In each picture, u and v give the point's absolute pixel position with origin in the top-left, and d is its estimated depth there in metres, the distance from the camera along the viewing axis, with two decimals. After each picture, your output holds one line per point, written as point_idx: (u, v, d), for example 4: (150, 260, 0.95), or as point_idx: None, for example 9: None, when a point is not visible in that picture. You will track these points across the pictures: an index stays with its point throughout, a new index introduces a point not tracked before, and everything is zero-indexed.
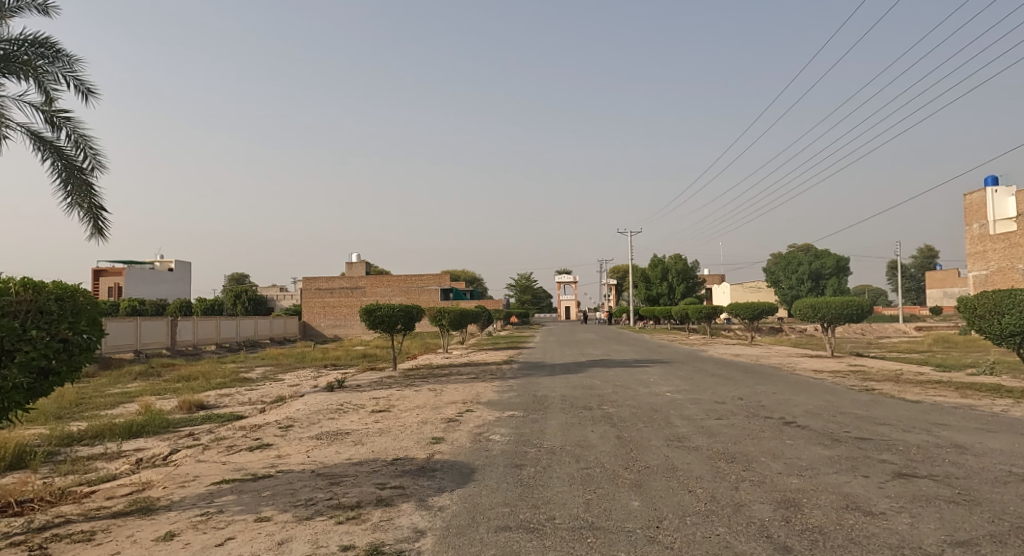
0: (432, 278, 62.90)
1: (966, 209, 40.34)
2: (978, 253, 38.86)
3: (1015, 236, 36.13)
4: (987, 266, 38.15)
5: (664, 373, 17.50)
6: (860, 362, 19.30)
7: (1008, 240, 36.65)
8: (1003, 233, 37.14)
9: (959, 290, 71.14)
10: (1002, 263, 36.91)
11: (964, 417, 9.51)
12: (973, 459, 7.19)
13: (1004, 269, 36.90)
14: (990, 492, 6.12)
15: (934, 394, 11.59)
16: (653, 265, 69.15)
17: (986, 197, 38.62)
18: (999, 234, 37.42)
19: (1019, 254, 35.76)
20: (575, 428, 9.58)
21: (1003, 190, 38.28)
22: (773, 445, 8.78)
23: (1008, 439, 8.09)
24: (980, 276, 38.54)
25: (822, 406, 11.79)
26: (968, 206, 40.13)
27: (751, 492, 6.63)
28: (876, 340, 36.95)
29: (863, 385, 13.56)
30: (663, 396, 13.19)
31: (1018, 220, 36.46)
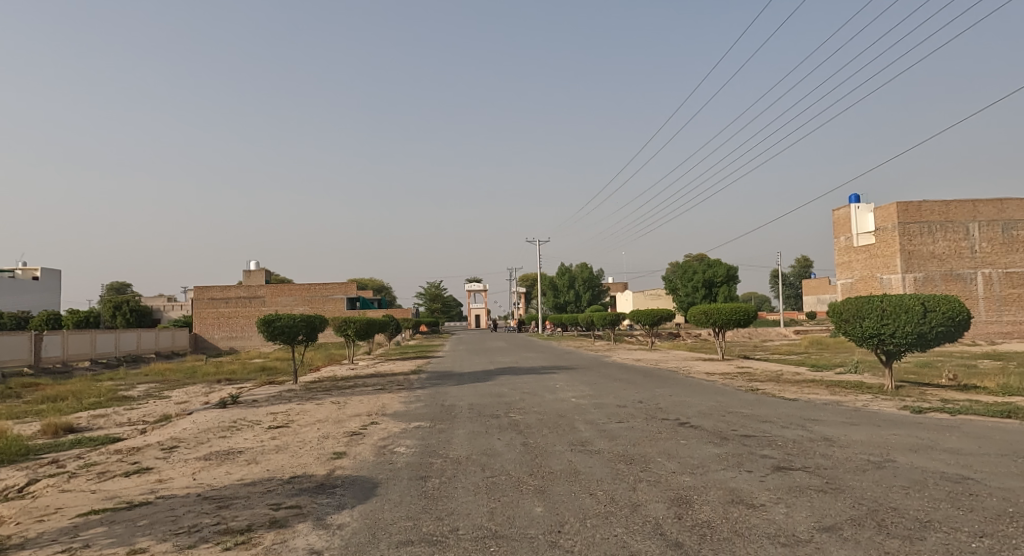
0: (338, 287, 61.32)
1: (835, 224, 46.47)
2: (845, 263, 45.42)
3: (874, 248, 42.86)
4: (852, 274, 44.87)
5: (570, 379, 17.90)
6: (747, 364, 20.53)
7: (869, 252, 43.33)
8: (865, 246, 43.72)
9: (831, 296, 76.90)
10: (865, 272, 43.50)
11: (833, 412, 10.33)
12: (840, 450, 7.82)
13: (866, 277, 43.47)
14: (853, 480, 6.69)
15: (808, 392, 12.51)
16: (561, 273, 70.50)
17: (850, 213, 44.78)
18: (861, 246, 43.94)
19: (878, 264, 42.46)
20: (481, 437, 9.63)
21: (864, 208, 44.16)
22: (667, 446, 9.19)
23: (871, 431, 8.87)
24: (847, 283, 45.24)
25: (713, 406, 12.44)
26: (836, 221, 46.29)
27: (647, 492, 6.91)
28: (761, 342, 42.13)
29: (749, 386, 14.42)
30: (568, 401, 13.49)
31: (877, 234, 42.77)
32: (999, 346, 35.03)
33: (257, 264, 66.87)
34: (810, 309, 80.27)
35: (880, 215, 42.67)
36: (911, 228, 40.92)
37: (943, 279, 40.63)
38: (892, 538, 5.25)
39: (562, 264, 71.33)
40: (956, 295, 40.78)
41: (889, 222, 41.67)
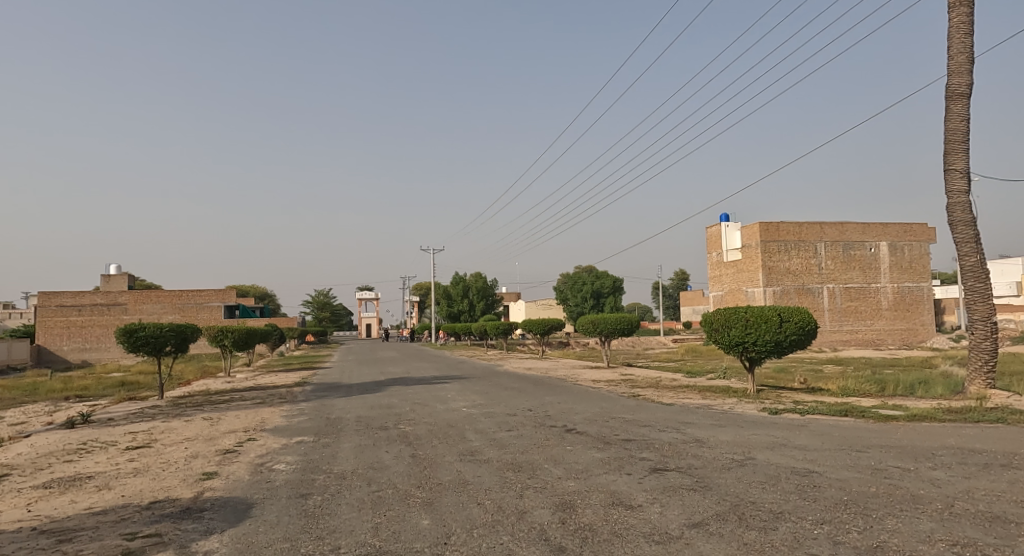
0: (214, 294, 58.37)
1: (707, 241, 49.37)
2: (716, 277, 48.50)
3: (741, 264, 46.02)
4: (722, 287, 47.98)
5: (461, 389, 17.94)
6: (630, 372, 21.38)
7: (736, 268, 46.48)
8: (732, 262, 46.89)
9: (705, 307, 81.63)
10: (733, 285, 46.61)
11: (704, 415, 11.00)
12: (709, 451, 8.34)
13: (734, 290, 46.59)
14: (719, 478, 7.15)
15: (683, 397, 13.24)
16: (455, 282, 70.50)
17: (720, 231, 47.73)
18: (729, 262, 47.10)
19: (744, 279, 45.62)
20: (368, 450, 9.46)
21: (732, 226, 47.20)
22: (554, 452, 9.43)
23: (736, 431, 9.53)
24: (718, 296, 48.29)
25: (598, 412, 12.88)
26: (708, 238, 49.27)
27: (533, 498, 7.07)
28: (643, 351, 44.02)
29: (631, 392, 15.06)
30: (458, 411, 13.52)
31: (743, 251, 45.93)
32: (844, 352, 38.82)
33: (118, 269, 62.14)
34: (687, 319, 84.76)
35: (746, 234, 45.87)
36: (772, 245, 44.41)
37: (797, 292, 44.39)
38: (750, 530, 5.67)
39: (456, 274, 71.35)
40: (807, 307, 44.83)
41: (752, 240, 44.90)
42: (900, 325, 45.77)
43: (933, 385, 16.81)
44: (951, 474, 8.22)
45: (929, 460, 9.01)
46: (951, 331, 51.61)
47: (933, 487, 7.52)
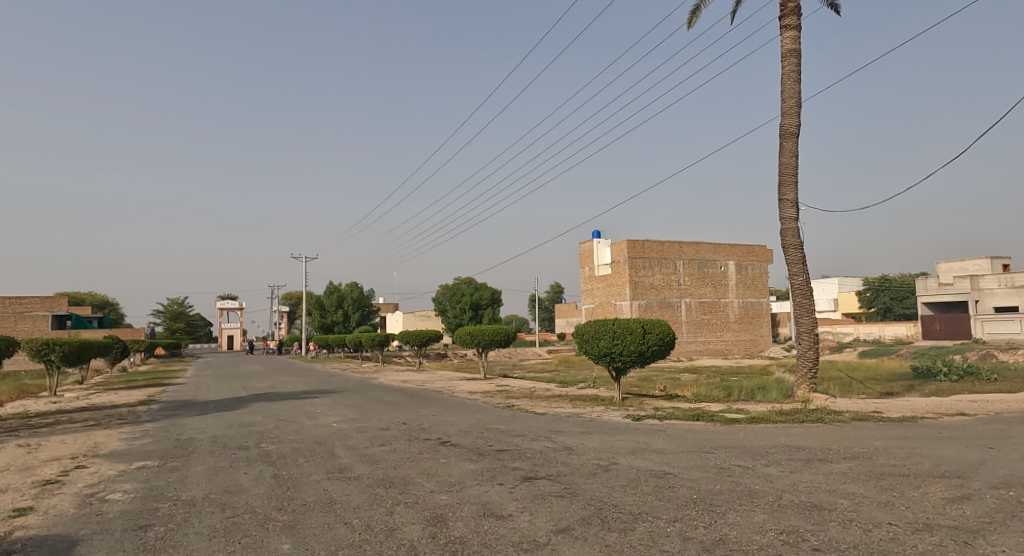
0: (40, 302, 53.04)
1: (581, 255, 51.14)
2: (588, 290, 50.30)
3: (611, 279, 48.01)
4: (594, 300, 49.81)
5: (331, 403, 17.37)
6: (506, 382, 21.65)
7: (606, 282, 48.44)
8: (603, 277, 48.83)
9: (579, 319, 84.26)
10: (603, 298, 48.55)
11: (574, 423, 11.35)
12: (577, 458, 8.61)
13: (604, 303, 48.54)
14: (586, 483, 7.39)
15: (555, 406, 13.60)
16: (329, 292, 68.39)
17: (593, 247, 49.65)
18: (601, 276, 49.03)
19: (613, 293, 47.64)
20: (224, 472, 8.92)
21: (603, 242, 49.25)
22: (427, 466, 9.35)
23: (602, 438, 9.92)
24: (590, 308, 50.08)
25: (472, 424, 12.92)
26: (582, 253, 51.04)
27: (403, 514, 6.97)
28: (520, 361, 44.82)
29: (506, 402, 15.26)
30: (327, 427, 13.07)
31: (613, 266, 47.95)
32: (699, 362, 41.51)
33: None
34: (561, 331, 87.18)
35: (615, 250, 48.03)
36: (637, 262, 46.73)
37: (659, 305, 46.92)
38: (611, 532, 5.91)
39: (330, 283, 69.24)
40: (667, 320, 47.47)
41: (621, 257, 46.94)
42: (745, 336, 49.84)
43: (768, 390, 18.53)
44: (782, 469, 9.08)
45: (764, 457, 9.90)
46: (785, 342, 56.90)
47: (768, 482, 8.28)
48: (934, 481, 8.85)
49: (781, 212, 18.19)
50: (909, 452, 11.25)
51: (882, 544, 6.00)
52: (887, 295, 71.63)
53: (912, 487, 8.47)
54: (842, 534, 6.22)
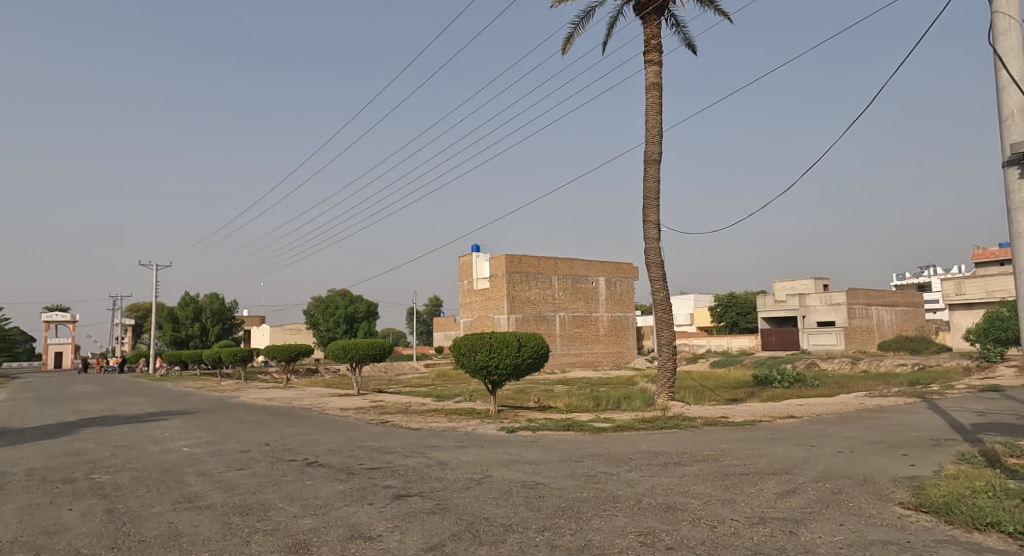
0: None
1: (460, 268, 51.06)
2: (466, 303, 50.26)
3: (489, 292, 48.21)
4: (472, 313, 49.83)
5: (182, 426, 15.91)
6: (379, 398, 20.94)
7: (484, 296, 48.59)
8: (481, 291, 48.95)
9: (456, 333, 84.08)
10: (481, 312, 48.67)
11: (447, 437, 11.07)
12: (451, 472, 8.32)
13: (482, 317, 48.68)
14: (460, 497, 7.13)
15: (430, 421, 13.23)
16: (184, 304, 63.59)
17: (471, 260, 49.74)
18: (478, 290, 49.16)
19: (490, 306, 47.87)
20: (44, 510, 7.79)
21: (482, 256, 49.49)
22: (291, 489, 8.70)
23: (476, 451, 9.71)
24: (468, 321, 50.05)
25: (341, 442, 12.28)
26: (461, 266, 50.99)
27: (261, 543, 6.36)
28: (394, 376, 43.83)
29: (379, 419, 14.68)
30: (176, 452, 11.91)
31: (491, 280, 48.19)
32: (571, 374, 42.58)
33: None
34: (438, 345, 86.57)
35: (493, 264, 48.40)
36: (515, 276, 47.23)
37: (535, 319, 47.63)
38: (483, 545, 5.68)
39: (185, 295, 64.47)
40: (543, 333, 48.30)
41: (499, 271, 47.25)
42: (613, 348, 51.77)
43: (633, 399, 19.21)
44: (643, 474, 9.31)
45: (627, 463, 10.12)
46: (648, 354, 59.85)
47: (630, 486, 8.44)
48: (770, 478, 9.47)
49: (644, 231, 18.97)
50: (750, 453, 12.01)
51: (727, 539, 6.28)
52: (734, 311, 77.28)
53: (754, 485, 8.99)
54: (691, 531, 6.45)
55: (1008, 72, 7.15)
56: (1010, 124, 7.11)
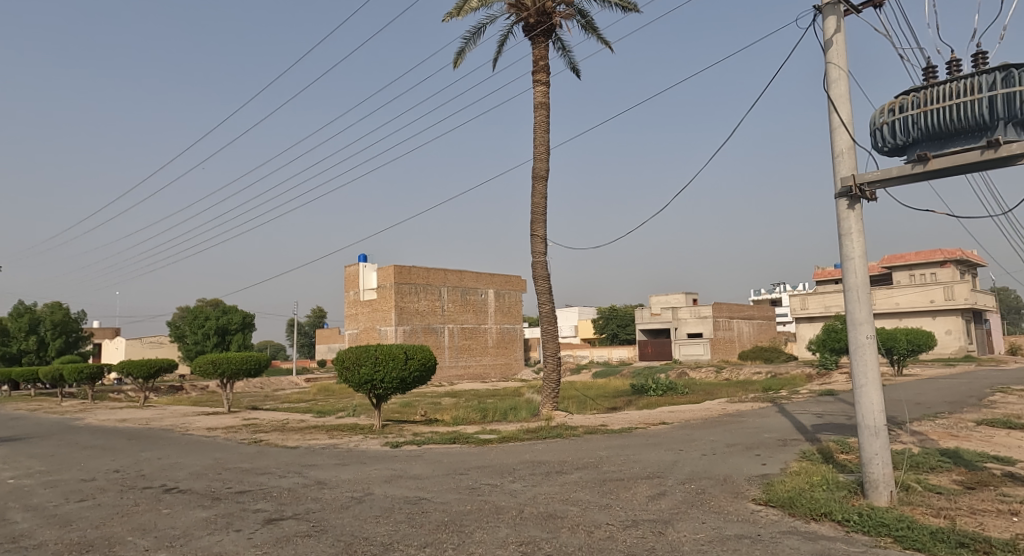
0: None
1: (346, 278, 50.05)
2: (352, 315, 49.31)
3: (376, 303, 47.49)
4: (357, 325, 48.91)
5: (14, 454, 14.57)
6: (252, 416, 20.16)
7: (371, 307, 47.81)
8: (368, 301, 48.16)
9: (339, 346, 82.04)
10: (368, 323, 47.86)
11: (326, 455, 10.97)
12: (329, 491, 8.32)
13: (368, 329, 47.88)
14: (336, 518, 7.18)
15: (308, 438, 13.01)
16: (18, 315, 57.70)
17: (358, 271, 48.92)
18: (366, 301, 48.33)
19: (377, 318, 47.18)
20: None
21: (369, 266, 48.85)
22: (143, 520, 8.28)
23: (356, 468, 9.72)
24: (353, 333, 49.10)
25: (207, 465, 11.81)
26: (347, 277, 50.04)
27: None
28: (270, 391, 42.08)
29: (251, 438, 14.22)
30: (4, 485, 10.94)
31: (378, 291, 47.52)
32: (458, 386, 42.74)
33: None
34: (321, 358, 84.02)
35: (379, 275, 47.87)
36: (403, 287, 46.81)
37: (423, 331, 47.38)
38: None
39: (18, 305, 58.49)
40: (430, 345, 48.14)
41: (388, 281, 46.61)
42: (501, 359, 52.52)
43: (518, 409, 19.69)
44: (525, 483, 9.68)
45: (510, 474, 10.46)
46: (531, 365, 61.06)
47: (513, 497, 8.77)
48: (641, 482, 10.16)
49: (532, 245, 19.58)
50: (624, 458, 12.73)
51: (600, 542, 6.74)
52: (615, 323, 80.59)
53: (626, 489, 9.60)
54: (570, 538, 6.86)
55: (839, 113, 8.14)
56: (840, 160, 8.11)
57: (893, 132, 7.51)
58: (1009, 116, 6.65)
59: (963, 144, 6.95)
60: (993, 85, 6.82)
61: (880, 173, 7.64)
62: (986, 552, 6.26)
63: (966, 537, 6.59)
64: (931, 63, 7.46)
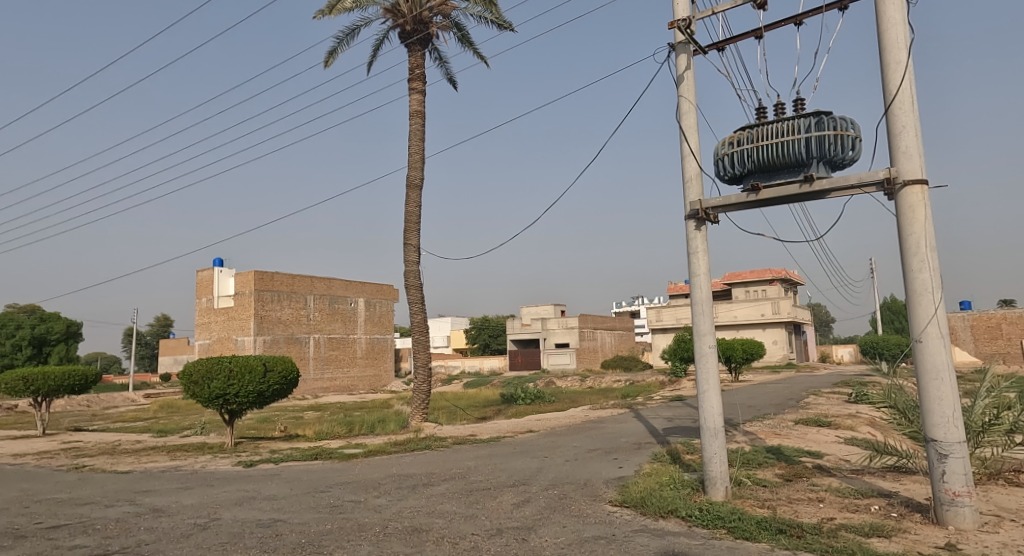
0: None
1: (197, 284, 47.18)
2: (204, 324, 46.56)
3: (232, 311, 45.00)
4: (210, 335, 46.15)
5: None
6: (76, 438, 18.39)
7: (227, 315, 45.26)
8: (223, 309, 45.56)
9: (187, 358, 76.76)
10: (221, 333, 45.28)
11: (167, 479, 10.34)
12: (166, 520, 7.88)
13: (222, 339, 45.31)
14: (174, 549, 6.84)
15: (147, 461, 12.18)
16: None
17: (213, 276, 46.20)
18: (220, 309, 45.70)
19: (233, 327, 44.67)
20: None
21: (226, 272, 46.33)
22: None
23: (200, 492, 9.26)
24: (205, 344, 46.32)
25: (17, 496, 10.68)
26: (199, 282, 47.10)
27: None
28: (102, 409, 38.53)
29: (74, 464, 13.04)
30: None
31: (235, 298, 44.99)
32: (321, 399, 41.39)
33: None
34: (165, 371, 78.06)
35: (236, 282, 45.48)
36: (265, 294, 44.63)
37: (285, 341, 45.43)
38: None
39: None
40: (294, 356, 46.29)
41: (247, 288, 44.21)
42: (370, 371, 51.58)
43: (387, 422, 19.49)
44: (390, 498, 9.69)
45: (375, 489, 10.41)
46: (400, 377, 60.24)
47: (376, 512, 8.75)
48: (506, 490, 10.48)
49: (405, 255, 19.54)
50: (491, 467, 13.01)
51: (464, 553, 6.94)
52: (487, 333, 81.45)
53: (492, 498, 9.86)
54: (433, 551, 6.98)
55: (689, 142, 8.92)
56: (690, 185, 8.90)
57: (733, 163, 8.35)
58: (821, 154, 7.66)
59: (786, 177, 7.89)
60: (809, 128, 7.82)
61: (722, 199, 8.48)
62: (800, 536, 7.09)
63: (786, 524, 7.42)
64: (764, 104, 8.38)
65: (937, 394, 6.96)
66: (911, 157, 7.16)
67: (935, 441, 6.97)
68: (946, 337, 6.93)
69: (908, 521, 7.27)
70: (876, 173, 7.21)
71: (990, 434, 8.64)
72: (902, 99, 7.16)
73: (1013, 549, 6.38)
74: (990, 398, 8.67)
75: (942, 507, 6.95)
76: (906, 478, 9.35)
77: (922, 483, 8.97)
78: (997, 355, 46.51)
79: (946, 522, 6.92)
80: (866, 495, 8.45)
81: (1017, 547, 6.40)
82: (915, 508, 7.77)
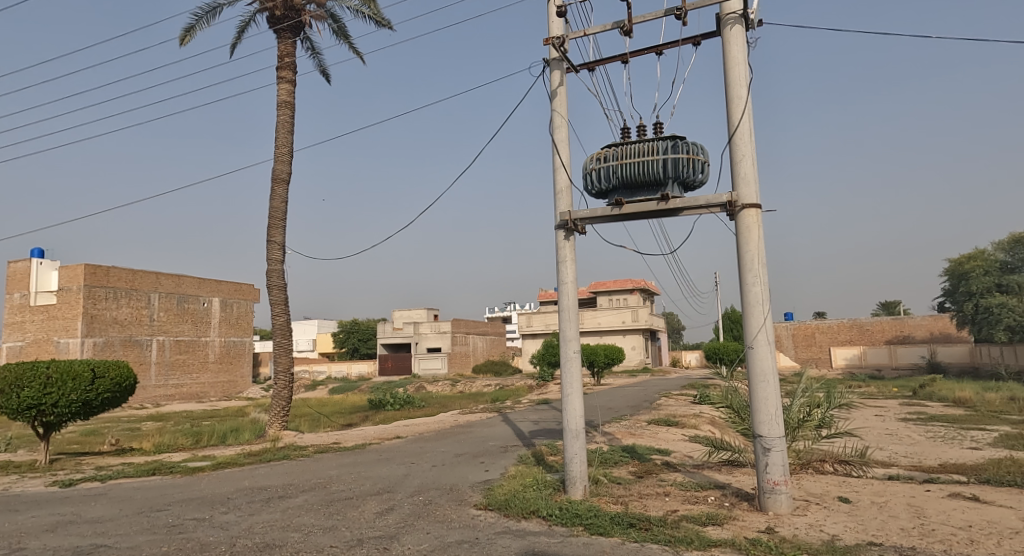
0: None
1: (10, 277, 42.11)
2: (16, 323, 41.76)
3: (52, 310, 40.35)
4: (24, 335, 41.29)
5: None
6: None
7: (46, 313, 40.55)
8: (41, 307, 40.82)
9: None
10: (39, 334, 40.56)
11: None
12: None
13: (40, 340, 40.60)
14: None
15: None
16: None
17: (31, 269, 41.36)
18: (38, 306, 40.95)
19: (54, 327, 40.03)
20: None
21: (47, 265, 41.66)
22: None
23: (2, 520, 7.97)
24: (16, 345, 41.58)
25: None
26: (12, 274, 41.97)
27: None
28: None
29: None
30: None
31: (58, 294, 40.29)
32: (163, 408, 38.01)
33: None
34: None
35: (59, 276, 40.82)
36: (96, 291, 40.29)
37: (121, 344, 41.34)
38: None
39: None
40: (132, 361, 42.13)
41: (73, 283, 39.66)
42: (223, 377, 48.42)
43: (241, 431, 18.13)
44: (240, 514, 8.85)
45: (223, 504, 9.50)
46: (259, 383, 56.86)
47: (223, 530, 7.95)
48: (370, 499, 9.92)
49: (268, 253, 18.35)
50: (355, 476, 12.35)
51: None
52: (356, 337, 79.06)
53: (354, 508, 9.28)
54: None
55: (561, 154, 8.88)
56: (560, 197, 8.86)
57: (600, 178, 8.34)
58: (675, 176, 7.90)
59: (647, 195, 8.06)
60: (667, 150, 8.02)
61: (590, 212, 8.49)
62: (648, 529, 7.20)
63: (635, 518, 7.51)
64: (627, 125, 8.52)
65: (763, 395, 7.31)
66: (749, 184, 7.53)
67: (760, 436, 7.34)
68: (772, 343, 7.31)
69: (737, 510, 7.62)
70: (719, 196, 7.53)
71: (803, 430, 9.38)
72: (741, 133, 7.51)
73: (817, 529, 6.87)
74: (803, 398, 9.43)
75: (763, 495, 7.37)
76: (737, 470, 9.89)
77: (750, 475, 9.51)
78: (812, 361, 51.63)
79: (766, 508, 7.34)
80: (704, 488, 8.79)
81: (820, 528, 6.91)
82: (742, 497, 8.18)
